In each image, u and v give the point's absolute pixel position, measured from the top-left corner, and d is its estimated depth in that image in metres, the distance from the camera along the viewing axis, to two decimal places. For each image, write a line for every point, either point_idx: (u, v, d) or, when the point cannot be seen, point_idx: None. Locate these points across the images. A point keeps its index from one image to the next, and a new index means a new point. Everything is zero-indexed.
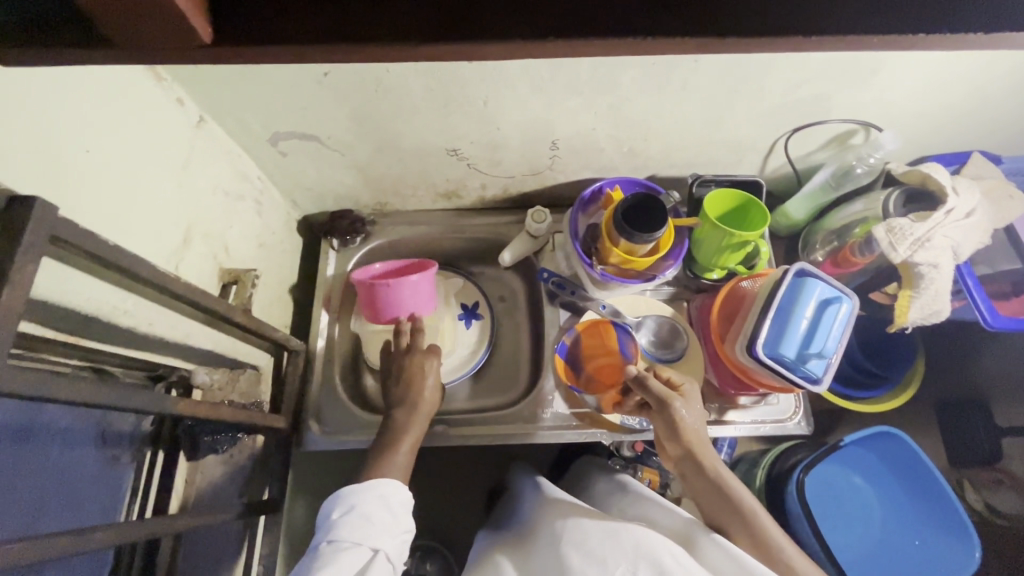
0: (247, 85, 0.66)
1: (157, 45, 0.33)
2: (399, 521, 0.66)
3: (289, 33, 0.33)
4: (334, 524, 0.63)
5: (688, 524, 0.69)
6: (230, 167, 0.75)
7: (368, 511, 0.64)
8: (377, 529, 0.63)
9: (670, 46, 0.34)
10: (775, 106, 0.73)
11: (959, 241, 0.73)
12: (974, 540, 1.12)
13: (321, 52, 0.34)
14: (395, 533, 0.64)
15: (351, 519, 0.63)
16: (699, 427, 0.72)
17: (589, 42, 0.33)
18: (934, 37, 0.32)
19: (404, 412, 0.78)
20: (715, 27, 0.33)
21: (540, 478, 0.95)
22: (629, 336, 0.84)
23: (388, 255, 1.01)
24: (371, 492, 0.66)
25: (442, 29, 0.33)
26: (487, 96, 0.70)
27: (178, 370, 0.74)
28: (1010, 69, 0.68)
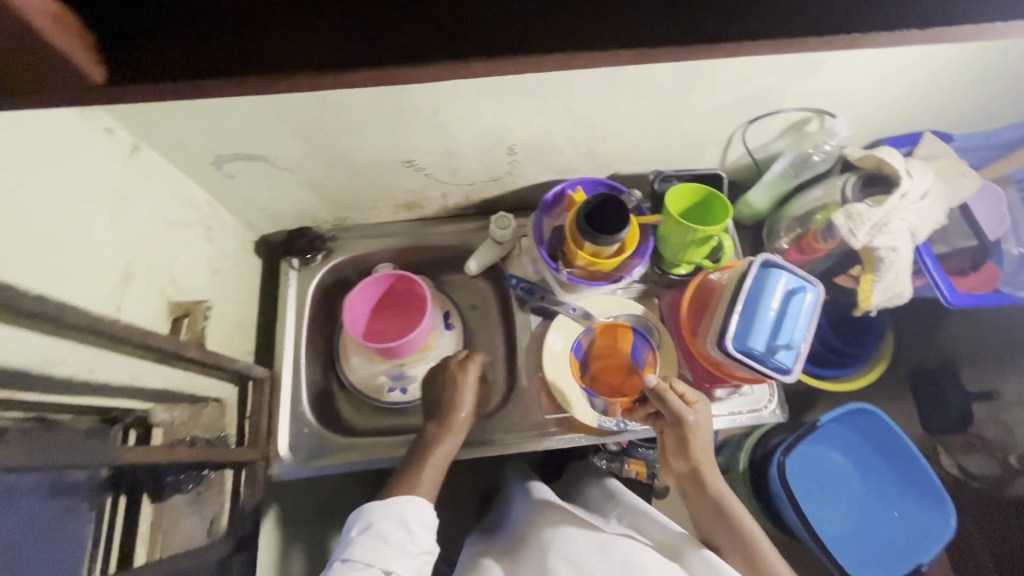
0: (182, 109, 0.62)
1: (68, 87, 0.32)
2: (418, 541, 0.66)
3: (203, 67, 0.33)
4: (354, 541, 0.65)
5: (679, 538, 0.71)
6: (173, 194, 0.71)
7: (385, 531, 0.65)
8: (392, 550, 0.64)
9: (592, 59, 0.34)
10: (728, 99, 0.73)
11: (916, 223, 0.74)
12: (950, 507, 1.15)
13: (238, 85, 0.33)
14: (411, 555, 0.65)
15: (368, 538, 0.64)
16: (707, 445, 0.74)
17: (509, 58, 0.33)
18: (840, 39, 0.33)
19: (436, 426, 0.77)
20: (630, 39, 0.33)
21: (531, 483, 0.92)
22: (647, 346, 0.85)
23: (352, 270, 0.98)
24: (389, 511, 0.67)
25: (359, 57, 0.33)
26: (436, 106, 0.67)
27: (134, 412, 0.70)
28: (954, 53, 0.69)
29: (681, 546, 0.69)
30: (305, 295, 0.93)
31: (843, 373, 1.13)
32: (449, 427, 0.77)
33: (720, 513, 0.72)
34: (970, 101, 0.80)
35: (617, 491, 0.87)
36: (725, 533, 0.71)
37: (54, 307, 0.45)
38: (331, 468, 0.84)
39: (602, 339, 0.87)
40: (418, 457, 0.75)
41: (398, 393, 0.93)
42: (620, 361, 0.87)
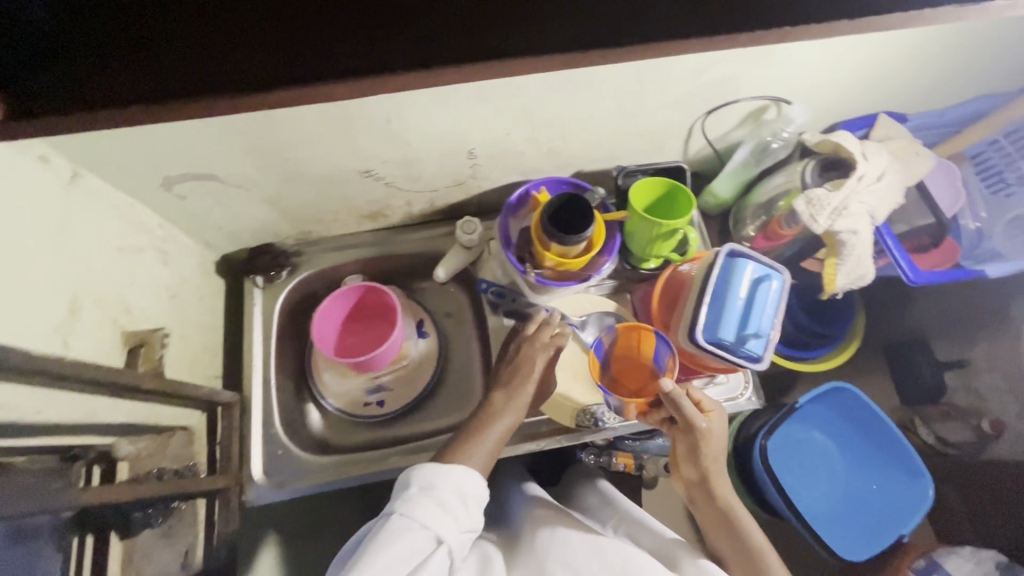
0: (121, 134, 0.60)
1: None
2: (470, 516, 0.61)
3: None
4: (411, 499, 0.59)
5: (674, 545, 0.71)
6: (121, 220, 0.69)
7: (444, 499, 0.60)
8: (448, 520, 0.59)
9: None
10: (684, 92, 0.73)
11: (874, 205, 0.75)
12: (927, 479, 1.17)
13: None
14: (461, 530, 0.59)
15: (427, 500, 0.59)
16: (718, 455, 0.73)
17: None
18: None
19: (504, 394, 0.75)
20: None
21: (529, 484, 0.92)
22: (668, 350, 0.77)
23: (320, 284, 0.96)
24: (451, 479, 0.61)
25: None
26: (389, 115, 0.66)
27: (96, 447, 0.66)
28: (902, 39, 0.69)
29: (677, 554, 0.69)
30: (272, 313, 0.91)
31: (817, 354, 1.15)
32: (516, 397, 0.74)
33: (726, 522, 0.72)
34: (921, 82, 0.81)
35: (615, 497, 0.87)
36: (730, 542, 0.72)
37: None
38: (309, 488, 0.82)
39: (623, 338, 0.81)
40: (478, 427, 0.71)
41: (375, 406, 0.92)
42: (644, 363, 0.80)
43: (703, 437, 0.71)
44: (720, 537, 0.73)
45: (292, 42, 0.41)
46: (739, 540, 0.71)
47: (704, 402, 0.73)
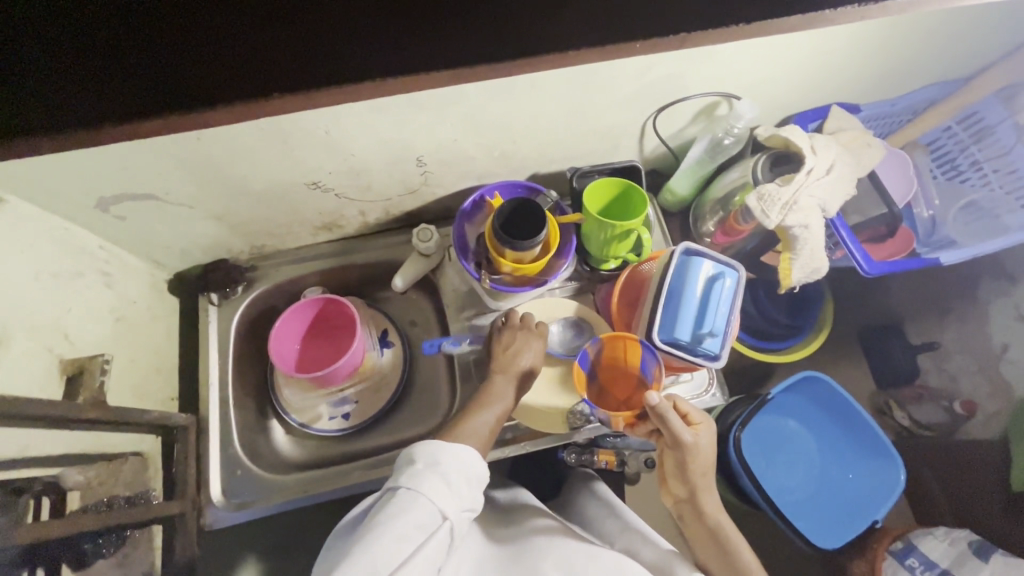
0: (44, 159, 0.58)
1: None
2: (473, 495, 0.59)
3: None
4: (417, 475, 0.57)
5: (668, 556, 0.71)
6: (54, 245, 0.66)
7: (451, 476, 0.58)
8: (454, 499, 0.57)
9: None
10: (630, 92, 0.72)
11: (825, 198, 0.75)
12: (900, 465, 1.18)
13: None
14: (466, 509, 0.58)
15: (433, 477, 0.57)
16: (707, 470, 0.72)
17: None
18: None
19: (502, 378, 0.75)
20: None
21: (525, 493, 0.92)
22: (653, 360, 0.74)
23: (278, 298, 0.94)
24: (458, 456, 0.60)
25: None
26: (327, 126, 0.64)
27: (42, 478, 0.63)
28: (845, 34, 0.69)
29: (672, 563, 0.68)
30: (229, 330, 0.89)
31: (785, 346, 1.15)
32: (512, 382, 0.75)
33: (714, 536, 0.72)
34: (869, 74, 0.81)
35: (613, 505, 0.87)
36: (717, 557, 0.72)
37: None
38: (271, 508, 0.81)
39: (611, 348, 0.78)
40: (476, 407, 0.72)
41: (340, 419, 0.90)
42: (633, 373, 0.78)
43: (693, 453, 0.69)
44: (706, 551, 0.73)
45: (194, 61, 0.39)
46: (725, 554, 0.71)
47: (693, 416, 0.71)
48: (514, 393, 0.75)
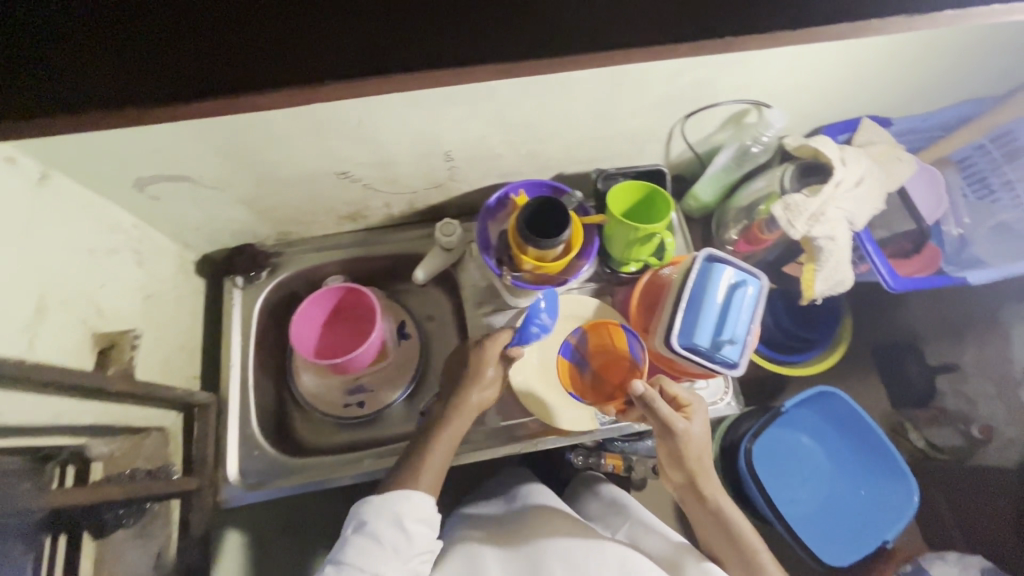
0: (89, 137, 0.60)
1: None
2: (412, 543, 0.64)
3: None
4: (349, 540, 0.64)
5: (677, 549, 0.72)
6: (94, 221, 0.69)
7: (380, 533, 0.63)
8: (385, 553, 0.63)
9: None
10: (660, 96, 0.72)
11: (852, 211, 0.74)
12: (913, 485, 1.16)
13: None
14: (404, 559, 0.63)
15: (363, 539, 0.63)
16: (702, 454, 0.72)
17: None
18: None
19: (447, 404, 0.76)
20: None
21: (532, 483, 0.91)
22: (638, 344, 0.81)
23: (300, 284, 0.95)
24: (385, 513, 0.65)
25: None
26: (361, 118, 0.66)
27: (67, 448, 0.67)
28: (880, 45, 0.68)
29: (682, 557, 0.70)
30: (251, 313, 0.91)
31: (802, 358, 1.14)
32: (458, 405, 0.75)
33: (719, 519, 0.72)
34: (902, 88, 0.80)
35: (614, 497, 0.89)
36: (725, 540, 0.72)
37: None
38: (285, 489, 0.82)
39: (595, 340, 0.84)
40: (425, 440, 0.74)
41: (355, 407, 0.92)
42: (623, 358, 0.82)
43: (684, 439, 0.69)
44: (713, 536, 0.73)
45: None
46: (732, 537, 0.71)
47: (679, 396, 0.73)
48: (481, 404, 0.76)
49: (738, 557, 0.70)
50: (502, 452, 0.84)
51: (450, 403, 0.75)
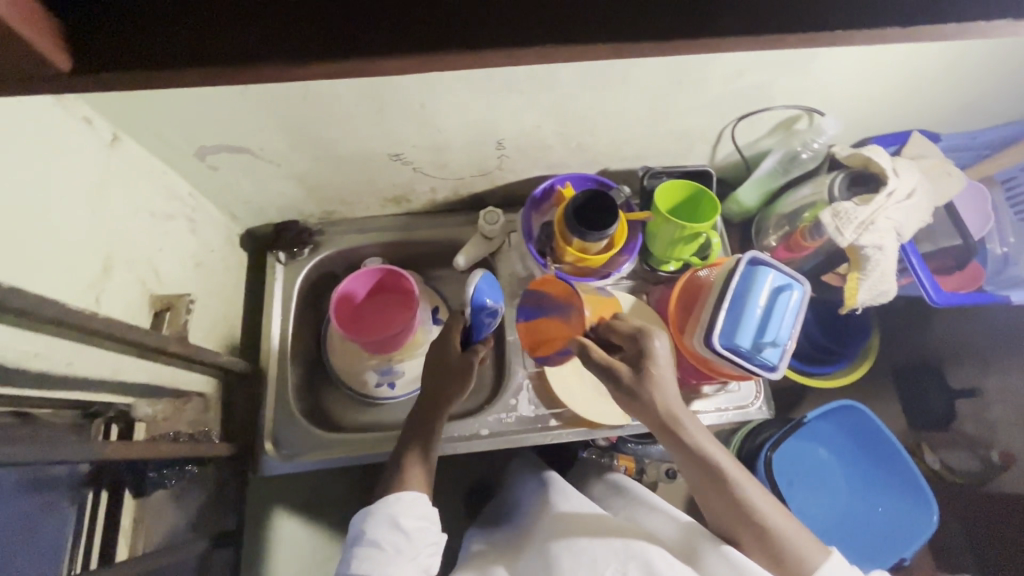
0: (162, 100, 0.61)
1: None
2: (414, 540, 0.65)
3: (139, 46, 0.29)
4: (351, 553, 0.64)
5: (690, 535, 0.69)
6: (155, 186, 0.70)
7: (379, 537, 0.64)
8: (389, 554, 0.63)
9: (549, 54, 0.32)
10: (717, 95, 0.73)
11: (902, 222, 0.74)
12: (934, 507, 1.15)
13: (180, 76, 0.29)
14: (410, 556, 0.64)
15: (364, 549, 0.64)
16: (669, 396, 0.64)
17: (465, 53, 0.30)
18: (815, 36, 0.32)
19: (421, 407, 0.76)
20: (588, 20, 0.31)
21: (546, 475, 0.91)
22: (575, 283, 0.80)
23: (339, 264, 0.97)
24: (379, 517, 0.66)
25: (315, 49, 0.30)
26: (423, 100, 0.67)
27: (115, 406, 0.70)
28: (940, 55, 0.69)
29: (699, 544, 0.67)
30: (292, 289, 0.92)
31: (830, 370, 1.13)
32: (428, 407, 0.75)
33: (718, 489, 0.65)
34: (954, 103, 0.80)
35: (619, 488, 0.88)
36: (730, 512, 0.65)
37: (21, 295, 0.43)
38: (316, 463, 0.83)
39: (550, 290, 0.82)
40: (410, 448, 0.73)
41: (386, 388, 0.92)
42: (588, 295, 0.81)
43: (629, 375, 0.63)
44: (716, 509, 0.66)
45: None
46: (737, 508, 0.64)
47: (630, 348, 0.67)
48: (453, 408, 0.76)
49: (737, 515, 0.64)
50: (533, 442, 0.85)
51: (421, 410, 0.75)
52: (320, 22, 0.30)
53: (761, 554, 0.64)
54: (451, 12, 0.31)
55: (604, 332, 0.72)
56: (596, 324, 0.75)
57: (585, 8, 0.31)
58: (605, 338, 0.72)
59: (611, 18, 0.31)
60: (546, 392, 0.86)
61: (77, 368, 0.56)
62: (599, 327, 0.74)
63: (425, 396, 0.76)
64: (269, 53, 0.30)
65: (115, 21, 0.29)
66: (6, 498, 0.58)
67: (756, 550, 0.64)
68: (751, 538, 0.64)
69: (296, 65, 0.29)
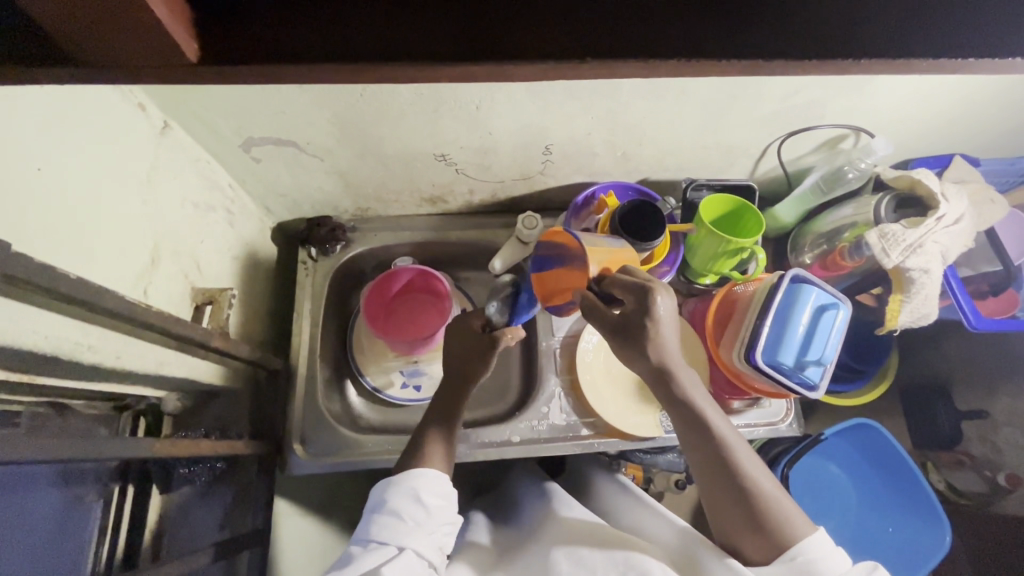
0: (216, 90, 0.59)
1: (123, 62, 0.30)
2: (434, 516, 0.62)
3: (272, 43, 0.30)
4: (369, 520, 0.62)
5: (687, 539, 0.64)
6: (199, 176, 0.69)
7: (399, 508, 0.61)
8: (408, 526, 0.60)
9: (666, 69, 0.31)
10: (771, 112, 0.72)
11: (948, 246, 0.75)
12: (945, 527, 1.09)
13: (301, 73, 0.30)
14: (428, 531, 0.61)
15: (383, 517, 0.61)
16: (665, 348, 0.56)
17: (584, 62, 0.30)
18: (941, 62, 0.31)
19: (444, 390, 0.73)
20: (718, 31, 0.31)
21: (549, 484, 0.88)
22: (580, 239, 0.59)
23: (369, 261, 0.95)
24: (402, 487, 0.63)
25: (437, 53, 0.30)
26: (480, 101, 0.66)
27: (146, 400, 0.71)
28: (998, 80, 0.69)
29: (696, 550, 0.61)
30: (322, 286, 0.90)
31: (850, 387, 1.07)
32: (452, 387, 0.72)
33: (718, 470, 0.59)
34: (999, 126, 0.80)
35: (626, 491, 0.84)
36: (732, 501, 0.58)
37: (83, 288, 0.42)
38: (346, 464, 0.82)
39: (563, 236, 0.60)
40: (433, 429, 0.70)
41: (411, 390, 0.90)
42: (599, 248, 0.59)
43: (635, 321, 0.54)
44: (714, 499, 0.59)
45: None
46: (739, 495, 0.58)
47: (630, 306, 0.54)
48: (469, 394, 0.73)
49: (734, 498, 0.58)
50: (564, 450, 0.84)
51: (441, 392, 0.73)
52: (454, 27, 0.30)
53: (761, 549, 0.57)
54: (584, 24, 0.30)
55: (607, 286, 0.55)
56: (601, 276, 0.56)
57: (715, 13, 0.31)
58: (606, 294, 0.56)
59: (740, 33, 0.31)
60: (579, 399, 0.86)
61: (123, 362, 0.55)
62: (603, 279, 0.56)
63: (446, 377, 0.73)
64: (404, 53, 0.30)
65: (255, 20, 0.30)
66: (40, 491, 0.59)
67: (752, 546, 0.58)
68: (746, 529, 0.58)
69: (414, 66, 0.30)
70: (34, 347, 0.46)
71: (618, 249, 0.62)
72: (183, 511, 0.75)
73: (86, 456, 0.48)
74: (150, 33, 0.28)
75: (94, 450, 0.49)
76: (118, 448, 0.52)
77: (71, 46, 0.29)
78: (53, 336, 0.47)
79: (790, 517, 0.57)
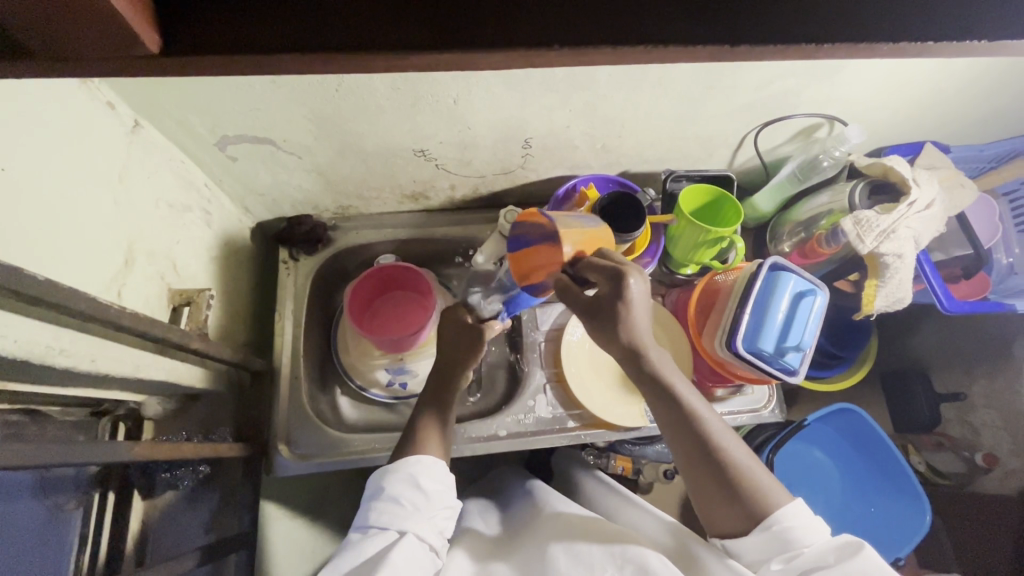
0: (187, 86, 0.58)
1: (93, 55, 0.29)
2: (433, 500, 0.62)
3: (240, 33, 0.30)
4: (369, 508, 0.62)
5: (682, 538, 0.67)
6: (174, 175, 0.68)
7: (398, 494, 0.61)
8: (407, 511, 0.60)
9: (637, 54, 0.31)
10: (747, 102, 0.73)
11: (920, 231, 0.76)
12: (925, 505, 1.09)
13: (274, 64, 0.30)
14: (428, 515, 0.61)
15: (382, 503, 0.61)
16: (643, 326, 0.57)
17: (554, 49, 0.30)
18: (900, 46, 0.32)
19: (436, 378, 0.73)
20: (678, 19, 0.31)
21: (534, 483, 0.88)
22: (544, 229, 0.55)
23: (352, 259, 0.95)
24: (401, 474, 0.63)
25: (405, 43, 0.30)
26: (457, 96, 0.66)
27: (124, 404, 0.69)
28: (964, 68, 0.70)
29: (694, 546, 0.64)
30: (304, 286, 0.89)
31: (828, 374, 1.08)
32: (444, 377, 0.72)
33: (696, 445, 0.59)
34: (967, 112, 0.82)
35: (612, 490, 0.85)
36: (709, 477, 0.58)
37: (54, 290, 0.41)
38: (335, 464, 0.81)
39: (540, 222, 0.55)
40: (425, 420, 0.70)
41: (398, 387, 0.88)
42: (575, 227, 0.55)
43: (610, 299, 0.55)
44: (692, 475, 0.60)
45: None
46: (717, 468, 0.58)
47: (603, 289, 0.55)
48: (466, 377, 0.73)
49: (712, 471, 0.58)
50: (553, 442, 0.84)
51: (434, 379, 0.73)
52: (417, 17, 0.30)
53: (738, 521, 0.57)
54: (553, 16, 0.30)
55: (580, 270, 0.54)
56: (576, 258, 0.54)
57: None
58: (580, 277, 0.55)
59: (704, 21, 0.31)
60: (565, 391, 0.86)
61: (99, 366, 0.54)
62: (577, 263, 0.54)
63: (436, 372, 0.74)
64: (373, 43, 0.30)
65: (228, 14, 0.30)
66: (16, 500, 0.58)
67: (732, 518, 0.58)
68: (726, 501, 0.58)
69: (379, 52, 0.30)
70: (7, 354, 0.45)
71: (594, 227, 0.59)
72: (167, 517, 0.74)
73: (65, 461, 0.47)
74: (110, 23, 0.27)
75: (73, 455, 0.48)
76: (96, 451, 0.51)
77: (22, 35, 0.28)
78: (25, 340, 0.45)
79: (768, 486, 0.58)
